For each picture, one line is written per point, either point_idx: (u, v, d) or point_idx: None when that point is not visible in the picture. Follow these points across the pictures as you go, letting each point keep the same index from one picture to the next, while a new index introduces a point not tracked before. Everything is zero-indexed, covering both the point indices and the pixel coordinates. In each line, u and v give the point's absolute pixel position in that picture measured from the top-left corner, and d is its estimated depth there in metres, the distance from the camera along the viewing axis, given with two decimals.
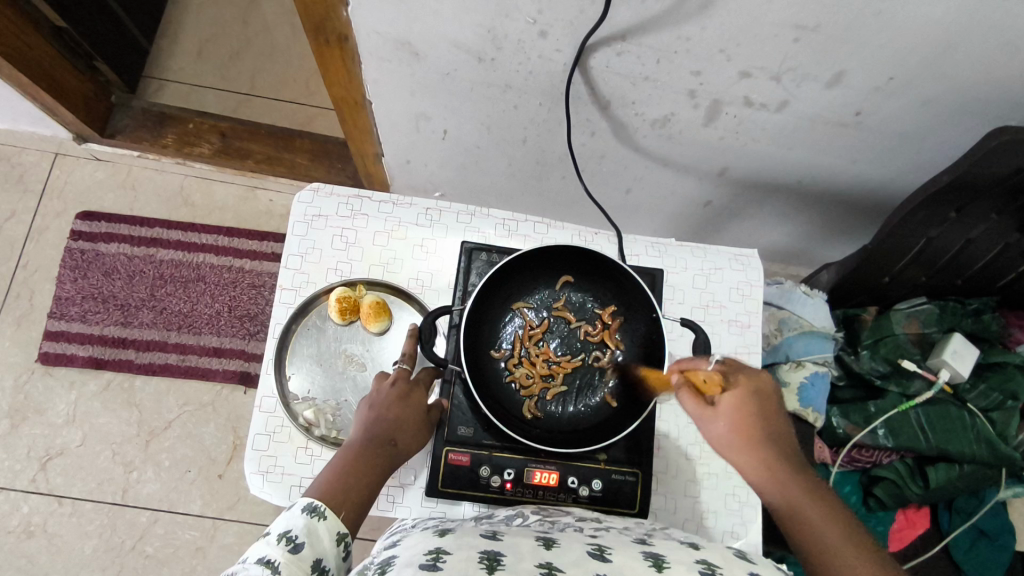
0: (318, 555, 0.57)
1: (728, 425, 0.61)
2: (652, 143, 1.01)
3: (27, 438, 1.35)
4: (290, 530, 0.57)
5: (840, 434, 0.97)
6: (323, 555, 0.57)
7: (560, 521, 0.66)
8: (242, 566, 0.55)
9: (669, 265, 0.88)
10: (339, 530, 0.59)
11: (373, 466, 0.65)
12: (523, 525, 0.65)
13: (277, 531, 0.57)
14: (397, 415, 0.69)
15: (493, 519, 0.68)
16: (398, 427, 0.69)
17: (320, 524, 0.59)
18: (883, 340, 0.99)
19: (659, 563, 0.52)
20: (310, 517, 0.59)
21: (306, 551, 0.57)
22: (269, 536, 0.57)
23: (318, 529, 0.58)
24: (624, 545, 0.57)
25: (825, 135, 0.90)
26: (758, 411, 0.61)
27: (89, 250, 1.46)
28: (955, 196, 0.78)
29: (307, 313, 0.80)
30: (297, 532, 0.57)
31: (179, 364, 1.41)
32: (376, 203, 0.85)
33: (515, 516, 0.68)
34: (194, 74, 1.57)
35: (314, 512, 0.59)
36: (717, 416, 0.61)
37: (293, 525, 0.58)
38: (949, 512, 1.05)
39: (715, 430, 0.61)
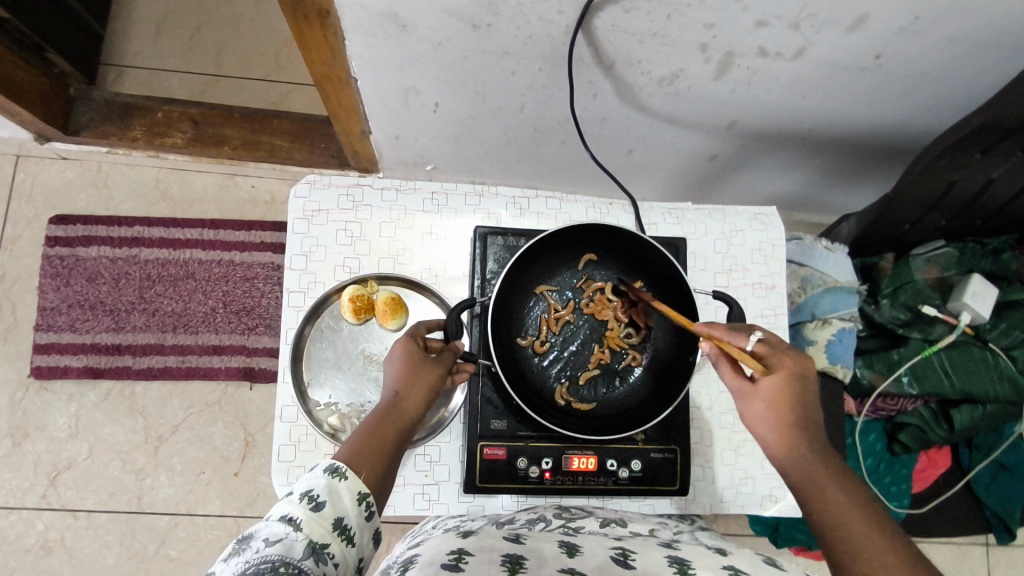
0: (339, 514, 0.55)
1: (765, 405, 0.59)
2: (658, 102, 0.96)
3: (31, 456, 1.31)
4: (312, 489, 0.55)
5: (864, 384, 0.97)
6: (346, 514, 0.55)
7: (584, 526, 0.67)
8: (264, 523, 0.53)
9: (689, 232, 0.85)
10: (362, 490, 0.57)
11: (392, 432, 0.62)
12: (545, 530, 0.67)
13: (299, 490, 0.55)
14: (415, 370, 0.65)
15: (515, 523, 0.68)
16: (418, 382, 0.64)
17: (342, 484, 0.56)
18: (903, 287, 0.98)
19: (683, 568, 0.54)
20: (331, 477, 0.56)
21: (328, 509, 0.54)
22: (291, 494, 0.55)
23: (340, 488, 0.56)
24: (648, 550, 0.59)
25: (841, 81, 0.86)
26: (797, 394, 0.59)
27: (68, 256, 1.39)
28: (980, 138, 0.76)
29: (319, 314, 0.76)
30: (318, 491, 0.55)
31: (179, 366, 1.37)
32: (379, 191, 0.80)
33: (537, 521, 0.69)
34: (155, 57, 1.47)
35: (335, 472, 0.56)
36: (756, 393, 0.60)
37: (315, 485, 0.56)
38: (970, 449, 1.05)
39: (751, 408, 0.60)
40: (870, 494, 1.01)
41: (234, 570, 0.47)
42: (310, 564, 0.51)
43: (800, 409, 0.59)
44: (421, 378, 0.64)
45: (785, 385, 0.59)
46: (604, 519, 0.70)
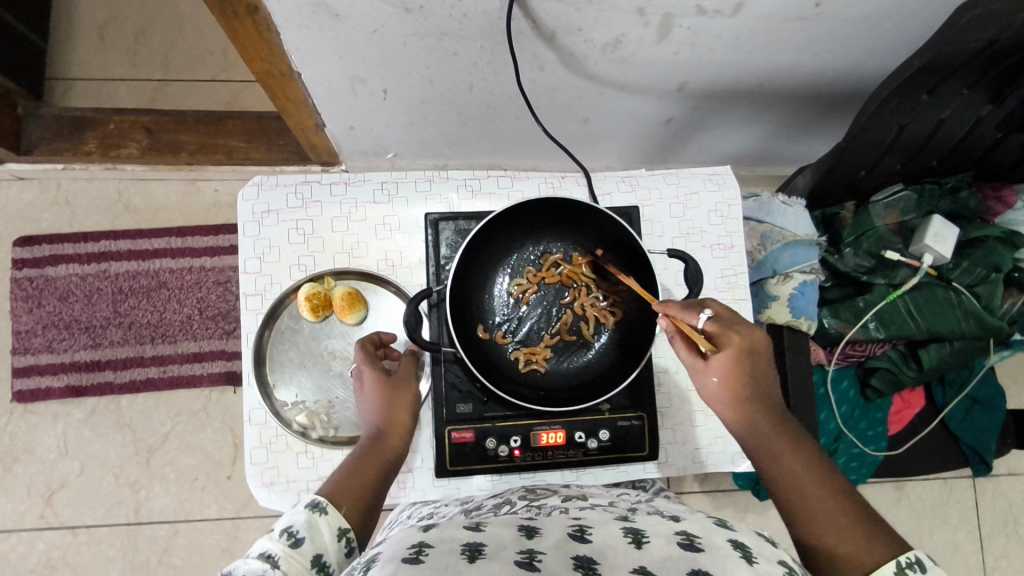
0: (318, 550, 0.57)
1: (719, 385, 0.63)
2: (605, 69, 0.95)
3: (24, 478, 1.32)
4: (293, 525, 0.57)
5: (832, 334, 0.98)
6: (324, 551, 0.58)
7: (546, 504, 0.68)
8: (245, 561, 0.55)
9: (643, 199, 0.84)
10: (340, 526, 0.60)
11: (372, 467, 0.65)
12: (512, 512, 0.67)
13: (279, 527, 0.58)
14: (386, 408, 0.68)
15: (482, 509, 0.69)
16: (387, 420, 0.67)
17: (322, 519, 0.59)
18: (864, 234, 0.98)
19: (638, 538, 0.55)
20: (311, 512, 0.59)
21: (307, 546, 0.57)
22: (273, 532, 0.57)
23: (319, 524, 0.59)
24: (605, 525, 0.59)
25: (784, 33, 0.85)
26: (747, 367, 0.62)
27: (37, 276, 1.38)
28: (927, 79, 0.75)
29: (277, 316, 0.76)
30: (299, 528, 0.58)
31: (161, 377, 1.37)
32: (327, 186, 0.80)
33: (502, 504, 0.69)
34: (102, 66, 1.44)
35: (316, 508, 0.59)
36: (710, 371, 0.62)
37: (295, 521, 0.58)
38: (943, 387, 1.07)
39: (705, 386, 0.64)
40: (845, 440, 1.02)
41: None
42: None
43: (751, 382, 0.63)
44: (397, 405, 0.68)
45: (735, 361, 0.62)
46: (567, 495, 0.71)
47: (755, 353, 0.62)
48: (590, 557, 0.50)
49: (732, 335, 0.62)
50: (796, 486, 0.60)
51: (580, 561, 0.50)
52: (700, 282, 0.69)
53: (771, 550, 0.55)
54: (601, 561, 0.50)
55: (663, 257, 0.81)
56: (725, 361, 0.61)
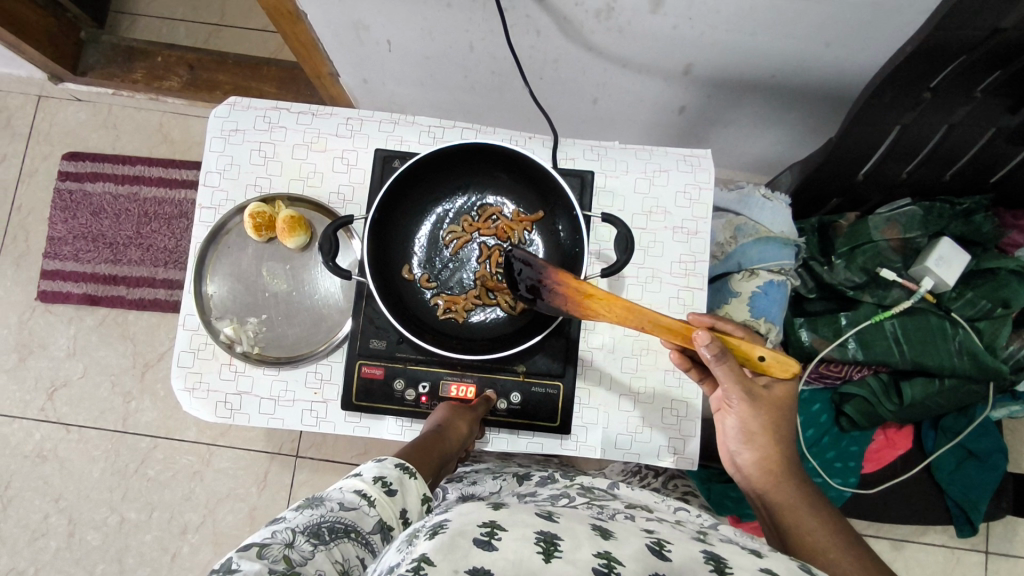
0: (406, 507, 0.57)
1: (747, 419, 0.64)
2: (604, 41, 0.92)
3: (34, 370, 1.43)
4: (386, 476, 0.57)
5: (806, 348, 0.92)
6: (410, 508, 0.57)
7: (608, 505, 0.61)
8: (336, 491, 0.55)
9: (607, 169, 0.82)
10: (424, 493, 0.59)
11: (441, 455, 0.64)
12: (568, 506, 0.62)
13: (371, 474, 0.57)
14: (467, 416, 0.68)
15: (537, 498, 0.65)
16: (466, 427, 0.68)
17: (411, 481, 0.59)
18: (860, 247, 0.90)
19: (720, 566, 0.43)
20: (401, 471, 0.59)
21: (398, 497, 0.57)
22: (363, 476, 0.57)
23: (409, 484, 0.58)
24: (681, 541, 0.48)
25: (787, 13, 0.79)
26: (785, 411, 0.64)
27: (77, 190, 1.49)
28: (928, 72, 0.68)
29: (227, 230, 0.79)
30: (391, 479, 0.57)
31: (168, 299, 1.45)
32: (295, 114, 0.82)
33: (560, 497, 0.64)
34: (164, 5, 1.53)
35: (406, 469, 0.59)
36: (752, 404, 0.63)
37: (386, 473, 0.58)
38: (935, 431, 0.98)
39: (732, 419, 0.65)
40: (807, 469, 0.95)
41: (306, 518, 0.50)
42: (377, 539, 0.53)
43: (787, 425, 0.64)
44: (472, 412, 0.69)
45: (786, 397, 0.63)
46: (631, 504, 0.64)
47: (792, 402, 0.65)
48: None
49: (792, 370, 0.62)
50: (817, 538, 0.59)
51: None
52: (629, 249, 0.67)
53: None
54: None
55: (601, 225, 0.78)
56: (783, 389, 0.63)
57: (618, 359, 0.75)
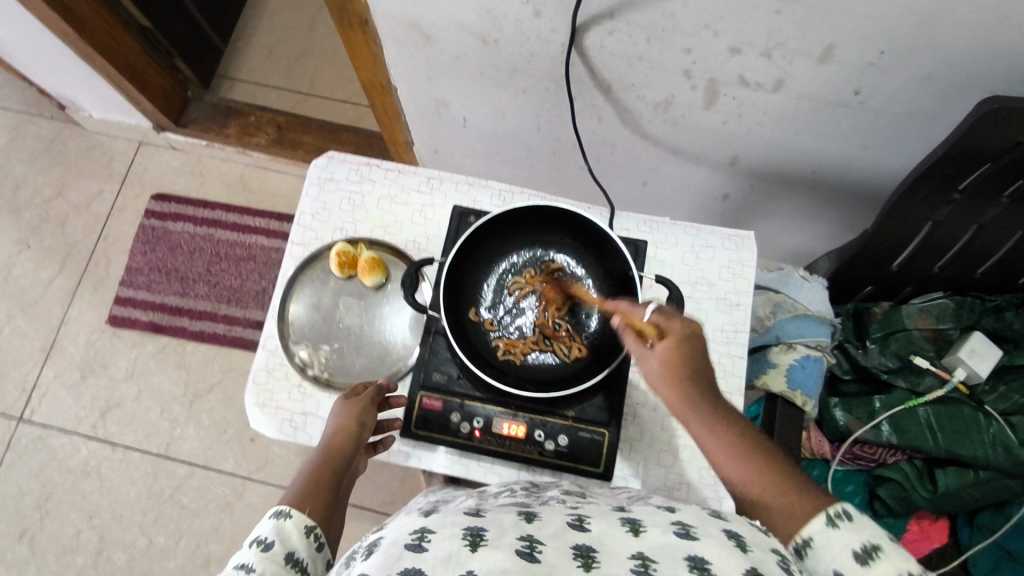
0: (289, 550, 0.60)
1: (660, 369, 0.62)
2: (659, 130, 1.03)
3: (91, 389, 1.51)
4: (261, 534, 0.61)
5: (841, 428, 0.94)
6: (296, 549, 0.61)
7: (545, 495, 0.69)
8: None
9: (659, 241, 0.90)
10: (307, 523, 0.63)
11: (330, 472, 0.68)
12: (512, 496, 0.70)
13: (250, 540, 0.61)
14: (340, 423, 0.72)
15: (489, 492, 0.72)
16: (341, 434, 0.71)
17: (290, 522, 0.63)
18: (894, 334, 0.96)
19: (637, 528, 0.52)
20: (277, 519, 0.63)
21: (278, 547, 0.60)
22: (244, 547, 0.60)
23: (286, 526, 0.62)
24: (603, 514, 0.57)
25: (828, 117, 0.89)
26: (692, 355, 0.62)
27: (159, 226, 1.62)
28: (956, 174, 0.76)
29: (313, 264, 0.88)
30: (268, 535, 0.61)
31: (225, 334, 1.54)
32: (384, 170, 0.92)
33: (504, 491, 0.72)
34: (260, 74, 1.72)
35: (281, 515, 0.63)
36: (652, 357, 0.63)
37: (263, 530, 0.62)
38: (971, 527, 0.99)
39: (648, 368, 0.63)
40: None
41: None
42: None
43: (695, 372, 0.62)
44: (344, 420, 0.72)
45: (680, 351, 0.62)
46: (568, 490, 0.71)
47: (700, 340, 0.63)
48: (589, 546, 0.49)
49: (677, 324, 0.63)
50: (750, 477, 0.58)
51: (580, 551, 0.49)
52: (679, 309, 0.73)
53: (760, 538, 0.52)
54: (600, 552, 0.48)
55: (653, 284, 0.85)
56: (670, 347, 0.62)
57: (661, 416, 0.81)
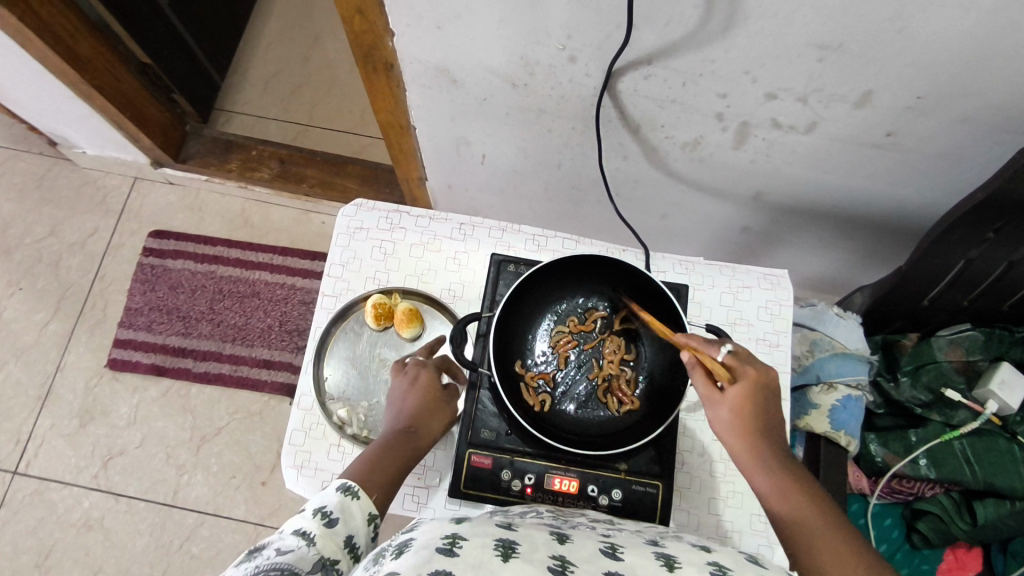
0: (349, 531, 0.61)
1: (731, 416, 0.64)
2: (684, 166, 1.02)
3: (92, 437, 1.45)
4: (326, 506, 0.61)
5: (878, 463, 0.96)
6: (355, 532, 0.61)
7: (573, 519, 0.68)
8: (278, 535, 0.59)
9: (696, 282, 0.89)
10: (370, 511, 0.63)
11: (402, 454, 0.68)
12: (537, 518, 0.68)
13: (312, 507, 0.61)
14: (424, 404, 0.72)
15: (510, 511, 0.70)
16: (423, 417, 0.71)
17: (353, 503, 0.63)
18: (925, 366, 0.97)
19: (670, 563, 0.53)
20: (343, 496, 0.63)
21: (340, 526, 0.61)
22: (304, 511, 0.60)
23: (351, 507, 0.62)
24: (636, 545, 0.58)
25: (858, 156, 0.90)
26: (761, 403, 0.63)
27: (158, 265, 1.58)
28: (994, 216, 0.76)
29: (346, 317, 0.85)
30: (332, 508, 0.61)
31: (231, 375, 1.50)
32: (414, 217, 0.90)
33: (529, 511, 0.70)
34: (259, 106, 1.69)
35: (347, 492, 0.63)
36: (722, 403, 0.64)
37: (328, 502, 0.62)
38: (1005, 554, 0.99)
39: (718, 416, 0.65)
40: None
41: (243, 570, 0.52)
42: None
43: (762, 417, 0.63)
44: (434, 402, 0.72)
45: (749, 395, 0.63)
46: (595, 517, 0.70)
47: (769, 391, 0.64)
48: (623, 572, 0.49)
49: (748, 369, 0.64)
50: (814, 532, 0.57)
51: None
52: None
53: None
54: None
55: (701, 338, 0.85)
56: (739, 390, 0.63)
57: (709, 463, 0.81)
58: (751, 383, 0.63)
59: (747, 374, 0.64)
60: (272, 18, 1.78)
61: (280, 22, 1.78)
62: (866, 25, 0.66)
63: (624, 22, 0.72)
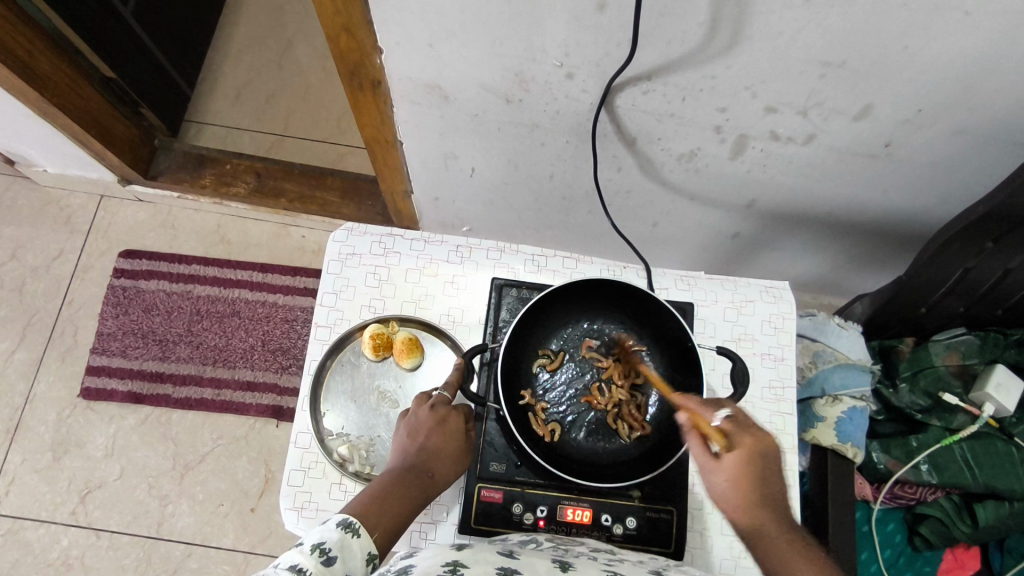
0: (347, 571, 0.56)
1: (727, 483, 0.61)
2: (679, 178, 1.01)
3: (67, 471, 1.38)
4: (325, 542, 0.56)
5: (881, 470, 0.98)
6: (353, 573, 0.56)
7: (573, 548, 0.66)
8: (271, 571, 0.53)
9: (699, 299, 0.88)
10: (370, 551, 0.59)
11: (409, 493, 0.65)
12: (537, 548, 0.66)
13: (310, 542, 0.56)
14: (437, 443, 0.70)
15: (508, 541, 0.68)
16: (436, 456, 0.69)
17: (354, 541, 0.58)
18: (923, 372, 0.98)
19: None
20: (344, 532, 0.58)
21: (338, 565, 0.55)
22: (302, 546, 0.55)
23: (351, 544, 0.58)
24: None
25: (855, 166, 0.89)
26: (760, 471, 0.61)
27: (130, 287, 1.51)
28: (994, 227, 0.76)
29: (342, 348, 0.82)
30: (331, 546, 0.56)
31: (214, 399, 1.44)
32: (408, 241, 0.87)
33: (528, 542, 0.68)
34: (231, 117, 1.62)
35: (348, 528, 0.58)
36: (718, 471, 0.62)
37: (328, 538, 0.57)
38: (1001, 553, 1.02)
39: (716, 483, 0.62)
40: None
41: None
42: None
43: (764, 486, 0.61)
44: (449, 443, 0.71)
45: (747, 463, 0.61)
46: (595, 547, 0.68)
47: (771, 458, 0.62)
48: None
49: (745, 436, 0.62)
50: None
51: None
52: (745, 381, 0.72)
53: None
54: None
55: (713, 357, 0.84)
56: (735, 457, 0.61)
57: None
58: (748, 450, 0.61)
59: (744, 440, 0.62)
60: (241, 24, 1.71)
61: (249, 28, 1.71)
62: (870, 42, 0.65)
63: (625, 40, 0.70)
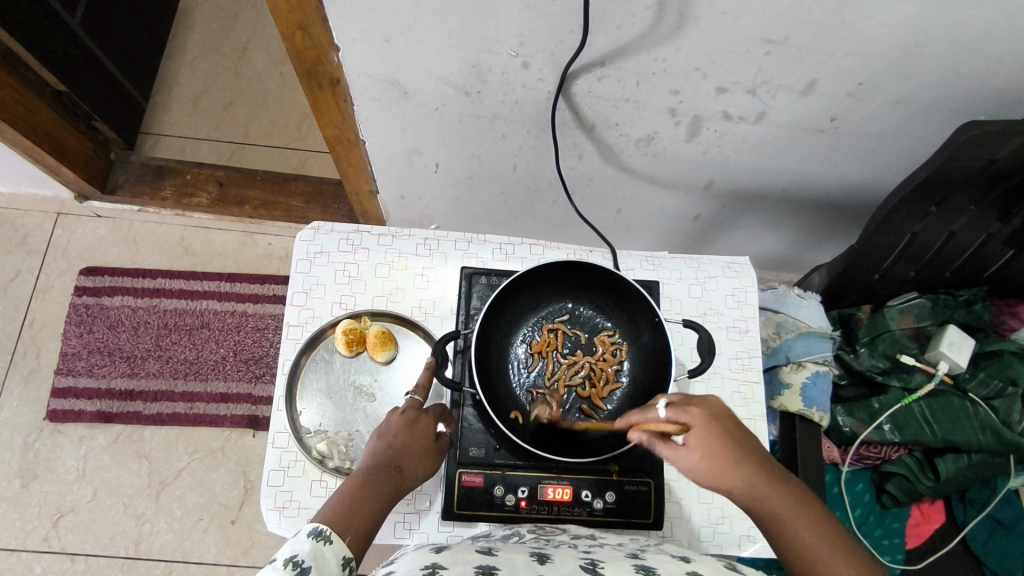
0: None
1: (704, 462, 0.60)
2: (639, 162, 1.03)
3: (37, 497, 1.34)
4: (297, 555, 0.54)
5: (847, 433, 1.05)
6: None
7: (556, 538, 0.67)
8: None
9: (664, 277, 0.90)
10: (345, 555, 0.57)
11: (378, 491, 0.63)
12: (519, 541, 0.67)
13: (282, 557, 0.54)
14: (404, 440, 0.68)
15: (490, 537, 0.69)
16: (403, 453, 0.67)
17: (327, 548, 0.56)
18: (880, 336, 1.04)
19: None
20: (315, 541, 0.56)
21: None
22: (275, 562, 0.54)
23: (324, 552, 0.56)
24: (615, 559, 0.58)
25: (805, 142, 0.93)
26: (724, 434, 0.61)
27: (94, 304, 1.48)
28: (934, 191, 0.80)
29: (315, 346, 0.82)
30: (304, 557, 0.54)
31: (187, 413, 1.42)
32: (376, 236, 0.88)
33: (510, 536, 0.70)
34: (189, 127, 1.60)
35: (320, 536, 0.56)
36: (689, 453, 0.61)
37: (300, 550, 0.55)
38: (964, 504, 1.12)
39: (692, 466, 0.61)
40: None
41: None
42: None
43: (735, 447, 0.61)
44: (414, 441, 0.69)
45: (711, 436, 0.61)
46: (577, 534, 0.70)
47: (729, 418, 0.63)
48: None
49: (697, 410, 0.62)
50: (800, 533, 0.57)
51: None
52: (712, 350, 0.74)
53: None
54: None
55: (678, 333, 0.87)
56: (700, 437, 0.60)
57: None
58: (704, 423, 0.61)
59: (698, 414, 0.62)
60: (194, 33, 1.69)
61: (201, 36, 1.69)
62: (809, 19, 0.69)
63: (577, 26, 0.72)
